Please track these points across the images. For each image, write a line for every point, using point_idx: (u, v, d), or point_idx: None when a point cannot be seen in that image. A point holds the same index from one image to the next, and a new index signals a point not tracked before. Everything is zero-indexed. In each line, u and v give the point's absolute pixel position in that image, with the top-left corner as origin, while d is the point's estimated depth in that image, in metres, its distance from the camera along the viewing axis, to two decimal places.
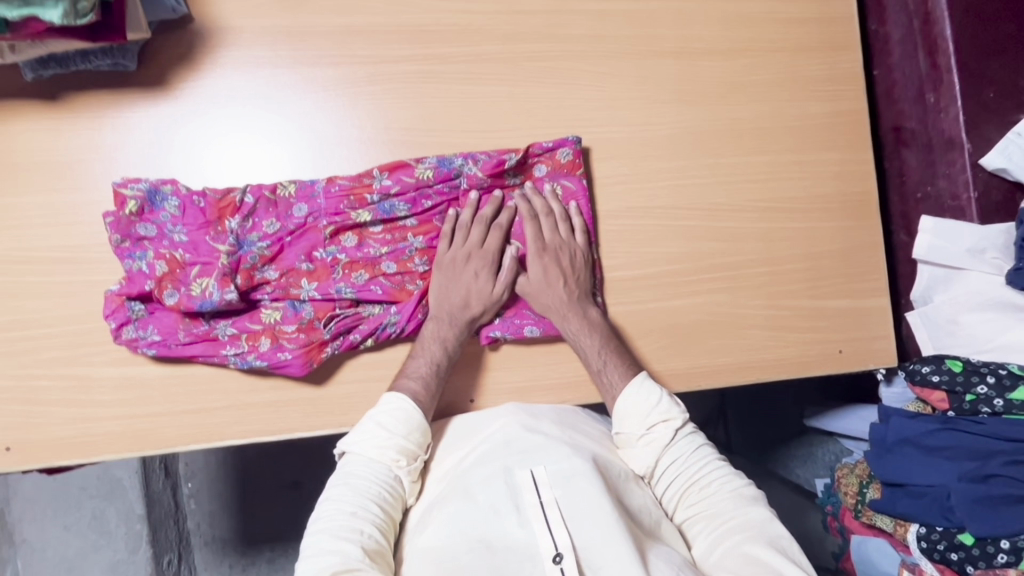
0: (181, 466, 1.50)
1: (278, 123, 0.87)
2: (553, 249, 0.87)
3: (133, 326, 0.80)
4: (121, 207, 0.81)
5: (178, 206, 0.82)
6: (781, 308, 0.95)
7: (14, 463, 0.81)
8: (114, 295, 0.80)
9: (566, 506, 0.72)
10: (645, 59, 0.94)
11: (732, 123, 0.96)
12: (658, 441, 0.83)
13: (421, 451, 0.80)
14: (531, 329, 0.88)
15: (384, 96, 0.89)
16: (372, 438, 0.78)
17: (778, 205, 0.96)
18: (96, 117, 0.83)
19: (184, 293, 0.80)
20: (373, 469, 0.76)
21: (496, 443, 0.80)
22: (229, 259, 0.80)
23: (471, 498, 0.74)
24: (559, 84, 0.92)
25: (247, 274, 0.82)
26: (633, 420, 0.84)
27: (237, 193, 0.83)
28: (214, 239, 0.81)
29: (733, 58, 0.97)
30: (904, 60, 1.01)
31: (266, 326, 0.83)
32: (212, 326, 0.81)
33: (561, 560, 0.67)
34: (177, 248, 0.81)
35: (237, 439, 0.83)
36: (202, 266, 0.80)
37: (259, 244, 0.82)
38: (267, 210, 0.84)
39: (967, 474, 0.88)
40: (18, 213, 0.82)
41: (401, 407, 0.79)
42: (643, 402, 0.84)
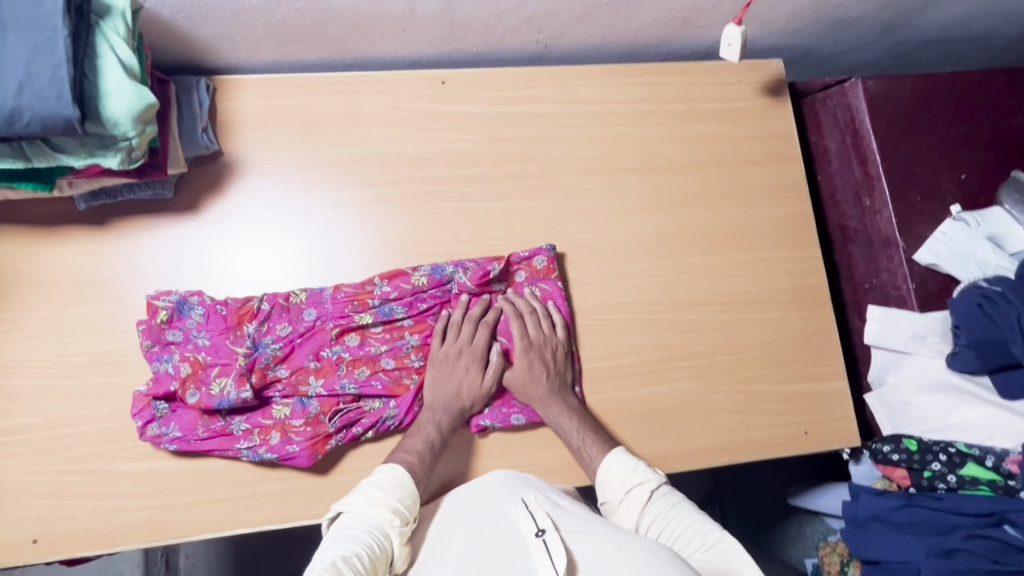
0: (182, 559, 1.54)
1: (291, 239, 1.00)
2: (538, 345, 0.97)
3: (157, 424, 0.89)
4: (154, 315, 0.92)
5: (203, 313, 0.93)
6: (748, 392, 1.04)
7: (38, 555, 0.87)
8: (142, 396, 0.90)
9: (551, 510, 0.79)
10: (613, 176, 1.08)
11: (692, 228, 1.09)
12: (634, 504, 0.88)
13: (412, 518, 0.84)
14: (518, 417, 0.97)
15: (385, 213, 1.02)
16: (367, 498, 0.83)
17: (738, 299, 1.07)
18: (136, 237, 0.96)
19: (204, 393, 0.89)
20: (368, 524, 0.80)
21: (492, 483, 0.88)
22: (246, 360, 0.91)
23: (465, 526, 0.81)
24: (538, 199, 1.06)
25: (261, 373, 0.92)
26: (612, 488, 0.90)
27: (255, 301, 0.94)
28: (233, 342, 0.92)
29: (690, 172, 1.11)
30: (841, 169, 1.15)
31: (275, 420, 0.91)
32: (228, 422, 0.90)
33: (542, 534, 0.72)
34: (200, 351, 0.92)
35: (246, 528, 0.90)
36: (222, 367, 0.91)
37: (272, 346, 0.93)
38: (281, 315, 0.95)
39: (933, 549, 0.93)
40: (62, 322, 0.93)
41: (395, 473, 0.86)
42: (616, 470, 0.91)
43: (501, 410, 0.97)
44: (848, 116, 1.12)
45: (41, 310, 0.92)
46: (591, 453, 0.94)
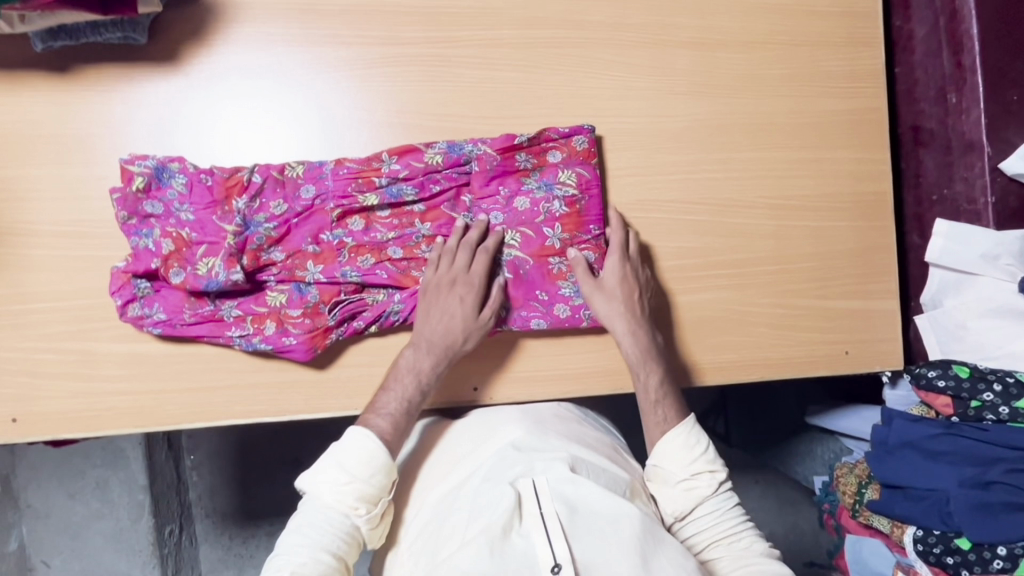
0: (184, 440, 1.59)
1: (290, 103, 0.86)
2: (636, 265, 0.88)
3: (139, 304, 0.81)
4: (129, 183, 0.80)
5: (185, 183, 0.82)
6: (789, 307, 0.95)
7: (20, 435, 0.82)
8: (121, 272, 0.81)
9: (567, 516, 0.69)
10: (663, 49, 0.93)
11: (748, 118, 0.94)
12: (700, 488, 0.82)
13: (380, 495, 0.77)
14: (562, 307, 0.88)
15: (394, 79, 0.87)
16: (330, 482, 0.75)
17: (791, 203, 0.95)
18: (107, 91, 0.83)
19: (190, 273, 0.80)
20: (330, 517, 0.74)
21: (505, 455, 0.79)
22: (235, 239, 0.81)
23: (471, 518, 0.71)
24: (574, 73, 0.91)
25: (253, 255, 0.82)
26: (676, 463, 0.83)
27: (245, 171, 0.82)
28: (220, 219, 0.82)
29: (753, 50, 0.95)
30: (927, 58, 0.98)
31: (271, 309, 0.83)
32: (217, 307, 0.82)
33: (560, 570, 0.64)
34: (183, 227, 0.81)
35: (241, 419, 0.84)
36: (209, 246, 0.81)
37: (266, 226, 0.82)
38: (275, 190, 0.83)
39: (968, 480, 0.88)
40: (26, 185, 0.81)
41: (364, 445, 0.76)
42: (688, 446, 0.83)
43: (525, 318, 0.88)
44: None
45: (3, 170, 0.81)
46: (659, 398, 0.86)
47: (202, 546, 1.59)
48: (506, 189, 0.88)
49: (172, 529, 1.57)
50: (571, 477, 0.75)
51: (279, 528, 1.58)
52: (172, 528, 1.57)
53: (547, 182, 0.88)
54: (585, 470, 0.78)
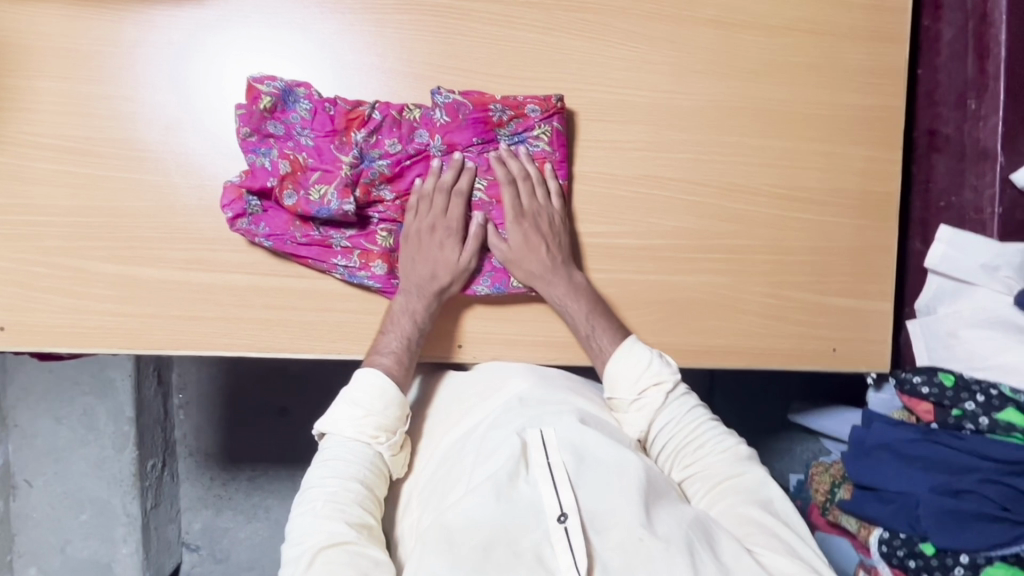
0: (174, 376, 1.66)
1: (304, 41, 0.85)
2: (531, 215, 0.86)
3: (247, 220, 0.82)
4: (256, 101, 0.82)
5: (309, 109, 0.84)
6: (781, 298, 0.95)
7: (6, 343, 0.82)
8: (234, 187, 0.82)
9: (573, 467, 0.73)
10: (683, 25, 0.91)
11: (761, 103, 0.93)
12: (650, 405, 0.85)
13: (396, 427, 0.82)
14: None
15: (409, 28, 0.86)
16: (351, 416, 0.80)
17: (795, 194, 0.94)
18: (118, 10, 0.82)
19: (303, 196, 0.82)
20: (353, 448, 0.79)
21: (512, 408, 0.83)
22: (352, 170, 0.83)
23: (478, 465, 0.76)
24: (590, 39, 0.89)
25: (365, 189, 0.84)
26: (625, 381, 0.86)
27: (367, 107, 0.85)
28: (338, 149, 0.84)
29: (775, 35, 0.93)
30: (952, 62, 0.96)
31: (381, 250, 0.86)
32: (325, 233, 0.84)
33: (566, 519, 0.68)
34: (301, 151, 0.84)
35: (225, 351, 0.84)
36: (323, 173, 0.83)
37: (380, 162, 0.85)
38: (392, 129, 0.86)
39: (939, 486, 0.88)
40: (33, 97, 0.81)
41: (374, 382, 0.81)
42: (633, 366, 0.86)
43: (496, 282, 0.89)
44: None
45: (8, 78, 0.81)
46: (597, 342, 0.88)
47: (184, 484, 1.69)
48: (479, 138, 0.87)
49: (154, 463, 1.63)
50: (579, 426, 0.78)
51: (260, 474, 1.66)
52: (155, 463, 1.63)
53: (521, 134, 0.88)
54: (592, 421, 0.82)
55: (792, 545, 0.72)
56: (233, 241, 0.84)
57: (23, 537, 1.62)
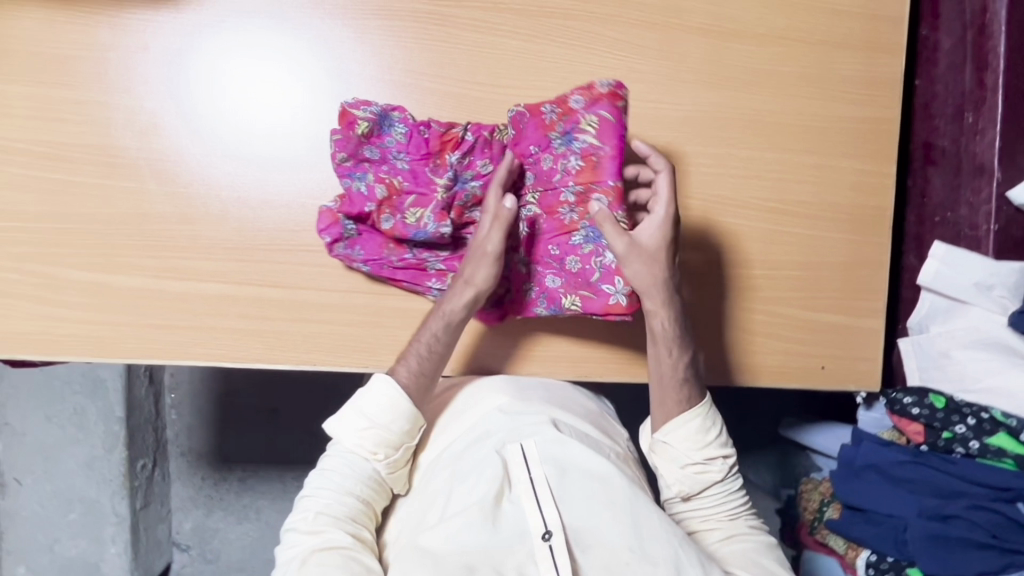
0: (165, 376, 1.67)
1: (291, 48, 0.84)
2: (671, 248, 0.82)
3: (344, 244, 0.83)
4: (351, 127, 0.83)
5: (405, 133, 0.84)
6: (769, 314, 0.93)
7: None
8: (330, 212, 0.84)
9: (553, 480, 0.76)
10: (670, 32, 0.89)
11: (750, 114, 0.91)
12: (710, 476, 0.84)
13: (398, 444, 0.82)
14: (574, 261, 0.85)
15: (391, 34, 0.85)
16: (356, 427, 0.82)
17: (785, 208, 0.92)
18: (95, 14, 0.81)
19: (399, 220, 0.83)
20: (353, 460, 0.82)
21: (491, 420, 0.82)
22: (446, 194, 0.83)
23: (459, 478, 0.77)
24: (574, 47, 0.87)
25: (459, 211, 0.85)
26: (682, 444, 0.84)
27: (459, 128, 0.84)
28: (433, 171, 0.84)
29: (765, 44, 0.91)
30: (948, 73, 0.93)
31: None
32: (418, 255, 0.85)
33: (550, 537, 0.71)
34: (397, 175, 0.84)
35: (199, 361, 0.83)
36: (418, 196, 0.84)
37: (473, 184, 0.85)
38: (483, 150, 0.86)
39: (927, 511, 0.86)
40: (10, 101, 0.80)
41: (383, 397, 0.81)
42: (704, 432, 0.84)
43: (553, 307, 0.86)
44: (979, 5, 0.89)
45: None
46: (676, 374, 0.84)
47: (175, 484, 1.68)
48: (536, 147, 0.85)
49: (144, 464, 1.63)
50: (557, 437, 0.79)
51: (250, 475, 1.67)
52: (145, 464, 1.63)
53: (569, 133, 0.84)
54: (568, 428, 0.82)
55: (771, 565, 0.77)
56: (209, 250, 0.83)
57: (12, 535, 1.62)
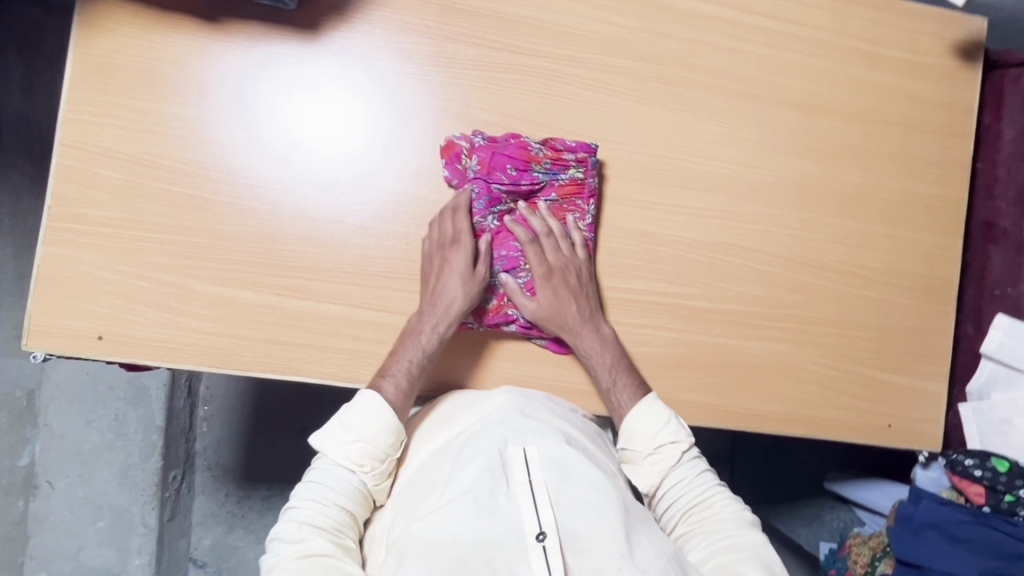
0: (202, 388, 1.66)
1: (381, 75, 0.89)
2: (559, 270, 0.89)
3: None
4: (456, 156, 0.89)
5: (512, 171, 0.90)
6: (843, 371, 0.98)
7: (100, 353, 0.83)
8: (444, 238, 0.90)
9: (551, 483, 0.75)
10: (767, 105, 0.97)
11: (834, 184, 0.98)
12: (665, 460, 0.86)
13: (382, 454, 0.82)
14: (490, 299, 0.91)
15: (514, 86, 0.92)
16: (339, 437, 0.81)
17: (862, 272, 0.99)
18: (247, 45, 0.86)
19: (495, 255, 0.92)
20: (336, 473, 0.80)
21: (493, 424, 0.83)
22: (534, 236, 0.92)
23: (457, 470, 0.77)
24: (680, 111, 0.95)
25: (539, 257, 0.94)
26: (645, 437, 0.86)
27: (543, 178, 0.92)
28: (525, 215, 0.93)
29: (851, 121, 0.99)
30: (1013, 160, 1.01)
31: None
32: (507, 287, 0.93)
33: (544, 538, 0.69)
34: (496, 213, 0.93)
35: (310, 377, 0.87)
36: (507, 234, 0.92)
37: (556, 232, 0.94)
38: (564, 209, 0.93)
39: (989, 569, 0.91)
40: (160, 119, 0.84)
41: (369, 408, 0.81)
42: (651, 421, 0.86)
43: (527, 332, 0.92)
44: None
45: (137, 101, 0.84)
46: (616, 385, 0.89)
47: (199, 497, 1.66)
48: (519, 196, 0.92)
49: (175, 475, 1.63)
50: (560, 445, 0.80)
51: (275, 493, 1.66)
52: (176, 474, 1.63)
53: (555, 171, 0.91)
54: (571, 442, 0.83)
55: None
56: (331, 273, 0.87)
57: (37, 541, 1.58)
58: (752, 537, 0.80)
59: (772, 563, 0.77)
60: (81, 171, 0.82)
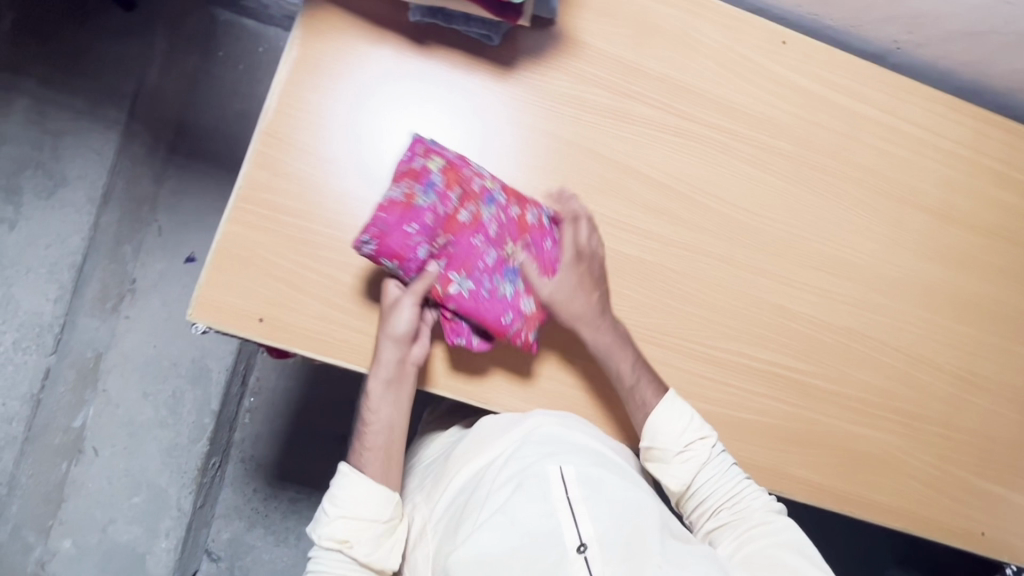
0: (253, 378, 1.49)
1: (559, 116, 0.93)
2: (586, 258, 0.89)
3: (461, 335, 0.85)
4: (383, 258, 0.80)
5: (430, 193, 0.82)
6: (944, 471, 1.00)
7: (256, 334, 0.85)
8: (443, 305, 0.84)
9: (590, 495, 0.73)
10: (904, 206, 1.02)
11: (956, 291, 1.03)
12: (695, 457, 0.87)
13: (369, 525, 0.81)
14: (526, 303, 0.86)
15: (680, 148, 0.97)
16: (322, 524, 0.82)
17: (972, 379, 1.02)
18: (443, 70, 0.91)
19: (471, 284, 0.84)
20: (331, 556, 0.81)
21: (526, 442, 0.82)
22: (496, 217, 0.86)
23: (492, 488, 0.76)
24: (825, 197, 1.00)
25: (496, 235, 0.86)
26: (667, 437, 0.87)
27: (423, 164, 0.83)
28: (464, 213, 0.84)
29: (978, 235, 1.04)
30: None
31: (539, 252, 0.88)
32: (499, 285, 0.85)
33: (585, 549, 0.67)
34: (442, 243, 0.83)
35: (447, 392, 0.89)
36: (468, 248, 0.84)
37: (489, 209, 0.85)
38: (460, 197, 0.84)
39: None
40: (354, 122, 0.88)
41: (344, 487, 0.82)
42: (676, 420, 0.87)
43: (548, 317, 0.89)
44: None
45: (337, 102, 0.88)
46: (621, 367, 0.87)
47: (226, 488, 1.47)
48: (441, 235, 0.83)
49: (213, 463, 1.46)
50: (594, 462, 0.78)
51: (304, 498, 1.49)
52: (215, 463, 1.46)
53: (431, 187, 0.82)
54: (607, 464, 0.80)
55: None
56: None
57: (70, 505, 1.42)
58: (782, 530, 0.83)
59: (805, 547, 0.81)
60: (273, 159, 0.86)
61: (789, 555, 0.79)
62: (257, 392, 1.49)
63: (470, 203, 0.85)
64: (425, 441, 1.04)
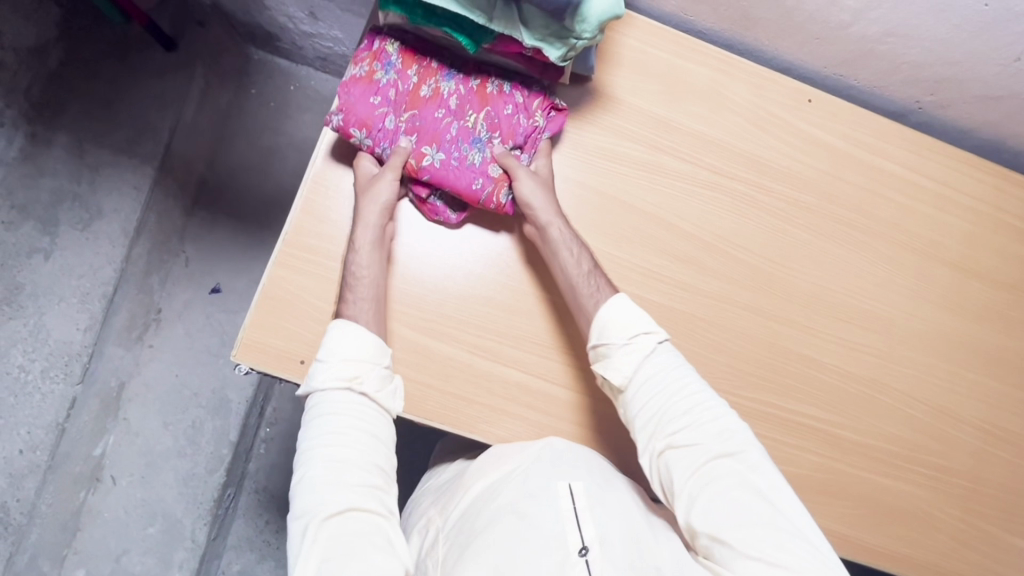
0: (270, 409, 1.50)
1: (595, 170, 0.96)
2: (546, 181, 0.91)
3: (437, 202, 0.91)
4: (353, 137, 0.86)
5: (393, 71, 0.88)
6: (971, 525, 1.00)
7: (297, 375, 0.87)
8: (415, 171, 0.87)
9: (595, 508, 0.78)
10: (928, 260, 1.05)
11: (979, 344, 1.05)
12: (639, 351, 0.82)
13: (373, 365, 0.79)
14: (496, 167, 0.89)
15: (710, 200, 0.99)
16: (328, 370, 0.77)
17: (998, 432, 1.03)
18: None
19: (443, 149, 0.88)
20: (340, 400, 0.76)
21: (537, 458, 0.84)
22: (461, 91, 0.90)
23: (501, 495, 0.81)
24: (850, 250, 1.03)
25: (460, 104, 0.90)
26: (618, 330, 0.83)
27: (387, 45, 0.88)
28: (427, 85, 0.89)
29: (1000, 290, 1.07)
30: None
31: (502, 120, 0.91)
32: (468, 151, 0.89)
33: (586, 552, 0.73)
34: (411, 114, 0.88)
35: (482, 437, 0.90)
36: (434, 114, 0.89)
37: (451, 82, 0.90)
38: (427, 72, 0.90)
39: None
40: None
41: (345, 335, 0.79)
42: (631, 311, 0.84)
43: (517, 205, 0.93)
44: None
45: None
46: (561, 254, 0.87)
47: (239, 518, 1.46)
48: (410, 109, 0.88)
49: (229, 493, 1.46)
50: (604, 482, 0.82)
51: None
52: (230, 493, 1.46)
53: (387, 62, 0.88)
54: (618, 482, 0.83)
55: (772, 523, 0.72)
56: (520, 339, 0.92)
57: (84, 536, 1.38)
58: (738, 456, 0.77)
59: (767, 480, 0.76)
60: (319, 204, 0.89)
61: (741, 488, 0.75)
62: (273, 421, 1.50)
63: (431, 77, 0.90)
64: (433, 471, 1.06)
